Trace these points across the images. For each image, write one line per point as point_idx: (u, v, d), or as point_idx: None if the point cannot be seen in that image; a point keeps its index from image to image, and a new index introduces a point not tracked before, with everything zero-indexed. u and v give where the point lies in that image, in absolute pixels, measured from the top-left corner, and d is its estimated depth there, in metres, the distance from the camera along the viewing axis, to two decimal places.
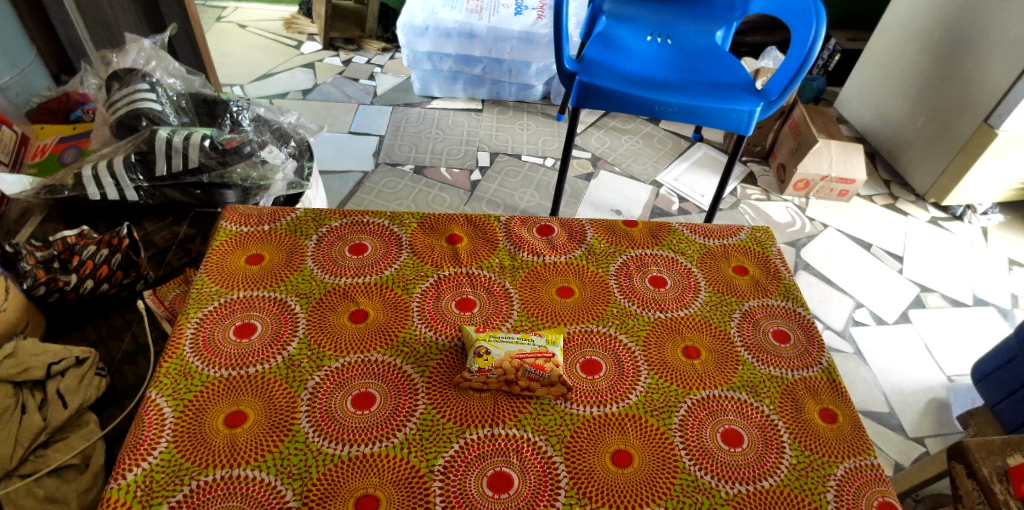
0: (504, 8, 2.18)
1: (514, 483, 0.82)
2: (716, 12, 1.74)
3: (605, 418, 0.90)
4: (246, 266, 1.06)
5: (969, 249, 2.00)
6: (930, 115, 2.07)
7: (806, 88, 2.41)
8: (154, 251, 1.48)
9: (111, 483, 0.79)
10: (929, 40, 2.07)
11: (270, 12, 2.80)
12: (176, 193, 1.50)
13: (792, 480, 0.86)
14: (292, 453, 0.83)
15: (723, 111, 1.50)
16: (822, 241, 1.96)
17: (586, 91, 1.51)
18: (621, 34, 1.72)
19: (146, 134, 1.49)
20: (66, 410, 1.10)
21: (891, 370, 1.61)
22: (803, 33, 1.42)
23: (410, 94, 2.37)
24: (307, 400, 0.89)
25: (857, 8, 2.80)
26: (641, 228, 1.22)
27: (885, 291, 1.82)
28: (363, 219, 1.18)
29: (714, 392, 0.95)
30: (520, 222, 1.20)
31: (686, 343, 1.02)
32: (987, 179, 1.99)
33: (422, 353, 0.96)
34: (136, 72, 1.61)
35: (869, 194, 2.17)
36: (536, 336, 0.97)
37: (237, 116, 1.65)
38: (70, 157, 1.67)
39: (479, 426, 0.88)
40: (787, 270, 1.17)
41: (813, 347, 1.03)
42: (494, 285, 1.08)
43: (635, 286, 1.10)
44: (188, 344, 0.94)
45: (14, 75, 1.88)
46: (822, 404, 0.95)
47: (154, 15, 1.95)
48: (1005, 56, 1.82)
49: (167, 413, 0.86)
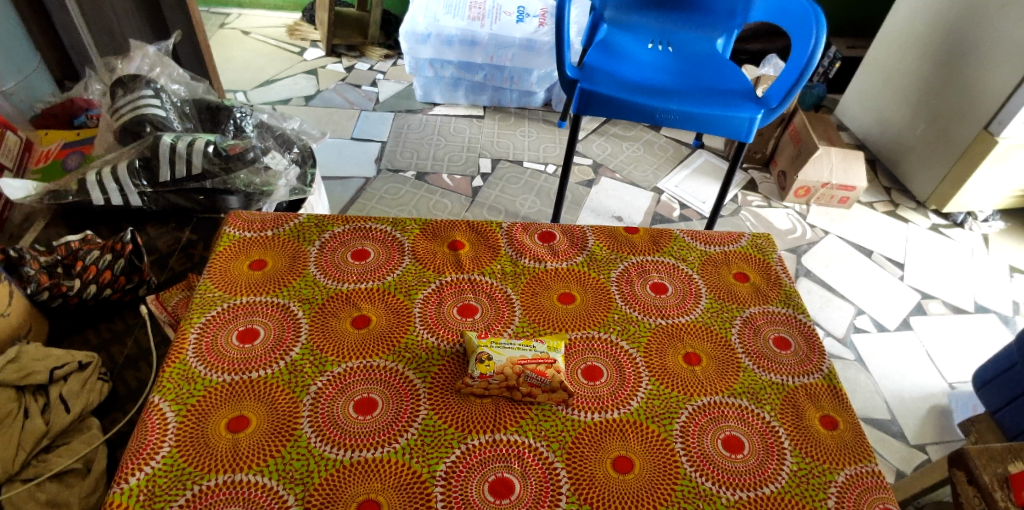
0: (506, 14, 2.19)
1: (516, 487, 0.83)
2: (716, 19, 1.75)
3: (606, 424, 0.91)
4: (249, 271, 1.07)
5: (969, 256, 2.00)
6: (929, 122, 2.09)
7: (807, 95, 2.42)
8: (156, 256, 1.50)
9: (114, 487, 0.79)
10: (928, 47, 2.08)
11: (273, 19, 2.82)
12: (179, 198, 1.52)
13: (792, 487, 0.86)
14: (293, 458, 0.83)
15: (723, 118, 1.51)
16: (823, 248, 1.97)
17: (587, 98, 1.51)
18: (622, 41, 1.74)
19: (150, 140, 1.49)
20: (69, 414, 1.10)
21: (892, 376, 1.62)
22: (804, 40, 1.43)
23: (412, 100, 2.39)
24: (309, 405, 0.89)
25: (854, 15, 2.82)
26: (642, 234, 1.23)
27: (885, 298, 1.82)
28: (366, 225, 1.19)
29: (714, 399, 0.96)
30: (521, 228, 1.21)
31: (686, 350, 1.02)
32: (988, 186, 1.99)
33: (423, 359, 0.96)
34: (141, 79, 1.62)
35: (870, 202, 2.18)
36: (538, 341, 0.98)
37: (241, 122, 1.68)
38: (74, 163, 1.68)
39: (480, 432, 0.88)
40: (788, 277, 1.17)
41: (813, 354, 1.04)
42: (496, 291, 1.08)
43: (636, 292, 1.11)
44: (191, 348, 0.95)
45: (19, 81, 1.90)
46: (823, 410, 0.96)
47: (159, 22, 1.96)
48: (1005, 64, 1.83)
49: (170, 417, 0.86)
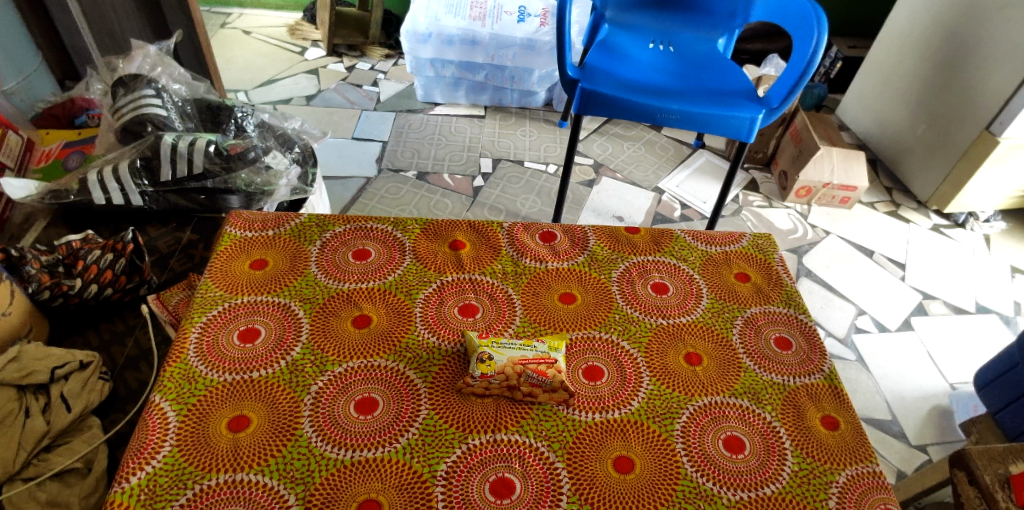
0: (506, 14, 2.19)
1: (517, 487, 0.82)
2: (717, 20, 1.75)
3: (606, 424, 0.91)
4: (250, 270, 1.07)
5: (970, 257, 2.00)
6: (930, 122, 2.08)
7: (807, 95, 2.42)
8: (157, 256, 1.50)
9: (116, 486, 0.79)
10: (929, 48, 2.08)
11: (274, 19, 2.82)
12: (180, 198, 1.52)
13: (793, 487, 0.86)
14: (294, 458, 0.83)
15: (724, 119, 1.51)
16: (824, 248, 1.96)
17: (587, 98, 1.51)
18: (622, 41, 1.74)
19: (151, 140, 1.49)
20: (70, 414, 1.10)
21: (893, 377, 1.61)
22: (804, 41, 1.43)
23: (413, 100, 2.39)
24: (310, 405, 0.89)
25: (856, 15, 2.82)
26: (643, 235, 1.23)
27: (886, 299, 1.82)
28: (366, 224, 1.18)
29: (715, 399, 0.95)
30: (523, 228, 1.21)
31: (687, 350, 1.02)
32: (989, 186, 1.99)
33: (424, 359, 0.96)
34: (142, 78, 1.62)
35: (871, 202, 2.17)
36: (538, 341, 0.98)
37: (242, 122, 1.68)
38: (74, 163, 1.68)
39: (481, 432, 0.88)
40: (789, 277, 1.17)
41: (814, 354, 1.03)
42: (496, 291, 1.08)
43: (637, 293, 1.11)
44: (193, 347, 0.95)
45: (20, 81, 1.90)
46: (824, 410, 0.95)
47: (160, 22, 1.96)
48: (1005, 65, 1.83)
49: (171, 416, 0.86)
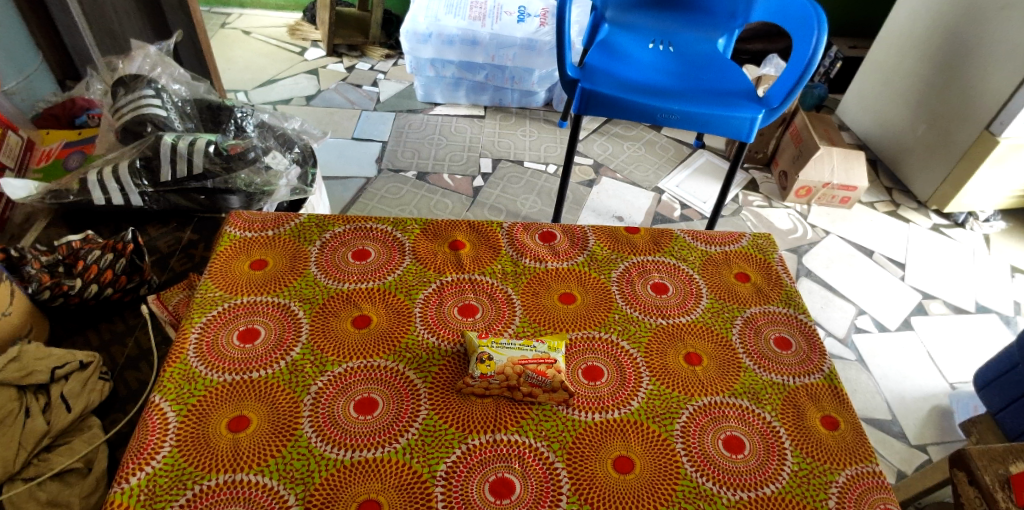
0: (506, 14, 2.19)
1: (517, 487, 0.83)
2: (717, 20, 1.75)
3: (606, 424, 0.91)
4: (250, 271, 1.07)
5: (970, 256, 2.00)
6: (930, 122, 2.08)
7: (807, 94, 2.42)
8: (157, 256, 1.51)
9: (116, 487, 0.79)
10: (929, 47, 2.08)
11: (274, 19, 2.82)
12: (180, 198, 1.52)
13: (793, 487, 0.86)
14: (294, 458, 0.83)
15: (724, 119, 1.51)
16: (824, 248, 1.96)
17: (587, 97, 1.51)
18: (622, 41, 1.74)
19: (151, 140, 1.49)
20: (70, 414, 1.10)
21: (893, 376, 1.61)
22: (804, 41, 1.43)
23: (413, 100, 2.39)
24: (310, 405, 0.89)
25: (856, 14, 2.81)
26: (643, 235, 1.23)
27: (886, 298, 1.82)
28: (366, 225, 1.19)
29: (714, 399, 0.95)
30: (522, 228, 1.21)
31: (687, 349, 1.02)
32: (988, 186, 1.99)
33: (424, 359, 0.96)
34: (142, 78, 1.62)
35: (871, 202, 2.17)
36: (538, 341, 0.98)
37: (242, 122, 1.68)
38: (74, 163, 1.68)
39: (480, 432, 0.88)
40: (788, 277, 1.17)
41: (814, 354, 1.03)
42: (496, 291, 1.08)
43: (637, 293, 1.11)
44: (193, 347, 0.95)
45: (20, 81, 1.91)
46: (824, 410, 0.95)
47: (160, 22, 1.96)
48: (1005, 65, 1.83)
49: (171, 416, 0.86)
